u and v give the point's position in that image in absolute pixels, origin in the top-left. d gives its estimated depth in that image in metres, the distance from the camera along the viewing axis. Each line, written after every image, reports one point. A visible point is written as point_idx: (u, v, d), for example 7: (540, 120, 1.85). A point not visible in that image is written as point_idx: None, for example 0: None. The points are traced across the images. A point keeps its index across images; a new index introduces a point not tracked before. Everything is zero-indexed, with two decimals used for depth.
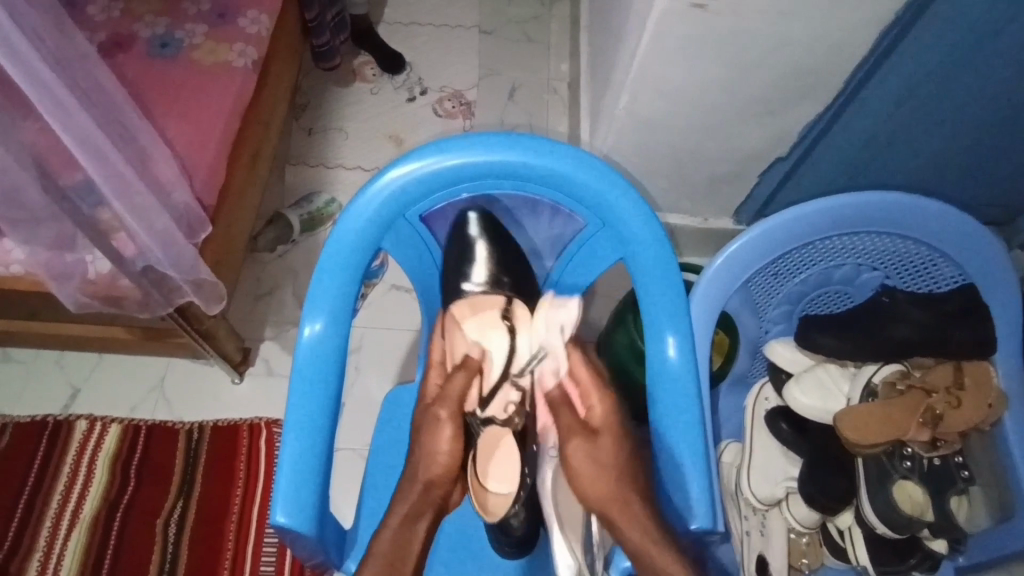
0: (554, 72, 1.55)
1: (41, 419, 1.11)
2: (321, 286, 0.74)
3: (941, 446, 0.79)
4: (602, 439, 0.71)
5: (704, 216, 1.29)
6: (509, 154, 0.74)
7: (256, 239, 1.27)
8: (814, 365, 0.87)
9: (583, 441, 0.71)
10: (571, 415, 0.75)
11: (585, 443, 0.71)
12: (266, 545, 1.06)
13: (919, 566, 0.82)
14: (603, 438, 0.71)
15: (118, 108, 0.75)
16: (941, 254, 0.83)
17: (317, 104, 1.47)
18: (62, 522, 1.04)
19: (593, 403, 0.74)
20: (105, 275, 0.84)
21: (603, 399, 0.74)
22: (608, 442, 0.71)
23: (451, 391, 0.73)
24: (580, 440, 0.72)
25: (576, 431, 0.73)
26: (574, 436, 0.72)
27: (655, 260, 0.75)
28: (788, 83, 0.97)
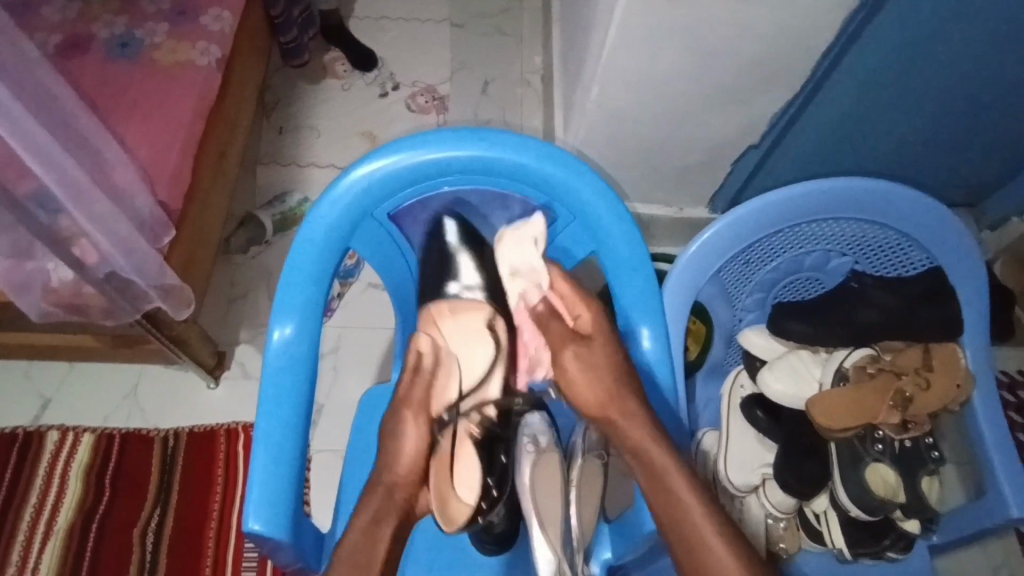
0: (527, 64, 1.54)
1: (10, 432, 1.09)
2: (289, 288, 0.72)
3: (912, 427, 0.79)
4: (595, 344, 0.68)
5: (679, 206, 1.29)
6: (477, 149, 0.73)
7: (228, 241, 1.26)
8: (786, 352, 0.87)
9: (579, 347, 0.68)
10: (560, 323, 0.71)
11: (579, 347, 0.68)
12: (247, 553, 1.05)
13: (893, 547, 0.83)
14: (594, 342, 0.68)
15: (70, 112, 0.73)
16: (908, 238, 0.84)
17: (286, 102, 1.45)
18: (36, 536, 1.02)
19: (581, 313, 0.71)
20: (68, 283, 0.82)
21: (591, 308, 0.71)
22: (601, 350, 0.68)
23: (418, 397, 0.66)
24: (575, 348, 0.68)
25: (568, 342, 0.69)
26: (568, 344, 0.68)
27: (625, 253, 0.75)
28: (756, 70, 0.97)
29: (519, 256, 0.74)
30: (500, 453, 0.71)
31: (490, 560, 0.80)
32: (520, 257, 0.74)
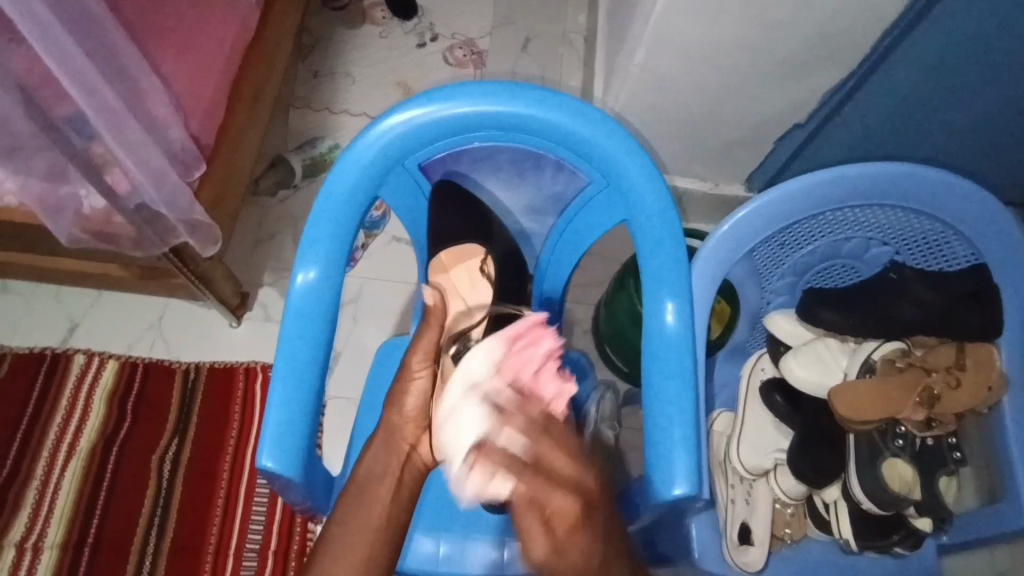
0: (571, 23, 1.49)
1: (39, 351, 1.12)
2: (315, 233, 0.72)
3: (936, 426, 0.79)
4: (571, 539, 0.63)
5: (715, 181, 1.26)
6: (514, 105, 0.71)
7: (258, 182, 1.27)
8: (814, 339, 0.85)
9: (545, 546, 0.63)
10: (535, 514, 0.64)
11: (549, 554, 0.63)
12: (259, 491, 1.08)
13: (901, 543, 0.83)
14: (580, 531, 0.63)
15: (109, 38, 0.72)
16: (955, 232, 0.81)
17: (323, 45, 1.43)
18: (59, 453, 1.06)
19: (557, 501, 0.64)
20: (99, 211, 0.83)
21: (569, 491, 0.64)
22: (575, 548, 0.62)
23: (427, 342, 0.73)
24: (540, 542, 0.63)
25: (541, 532, 0.63)
26: (534, 542, 0.64)
27: (659, 223, 0.73)
28: (810, 43, 0.93)
29: (456, 433, 0.66)
30: None
31: (496, 518, 0.81)
32: (457, 436, 0.66)
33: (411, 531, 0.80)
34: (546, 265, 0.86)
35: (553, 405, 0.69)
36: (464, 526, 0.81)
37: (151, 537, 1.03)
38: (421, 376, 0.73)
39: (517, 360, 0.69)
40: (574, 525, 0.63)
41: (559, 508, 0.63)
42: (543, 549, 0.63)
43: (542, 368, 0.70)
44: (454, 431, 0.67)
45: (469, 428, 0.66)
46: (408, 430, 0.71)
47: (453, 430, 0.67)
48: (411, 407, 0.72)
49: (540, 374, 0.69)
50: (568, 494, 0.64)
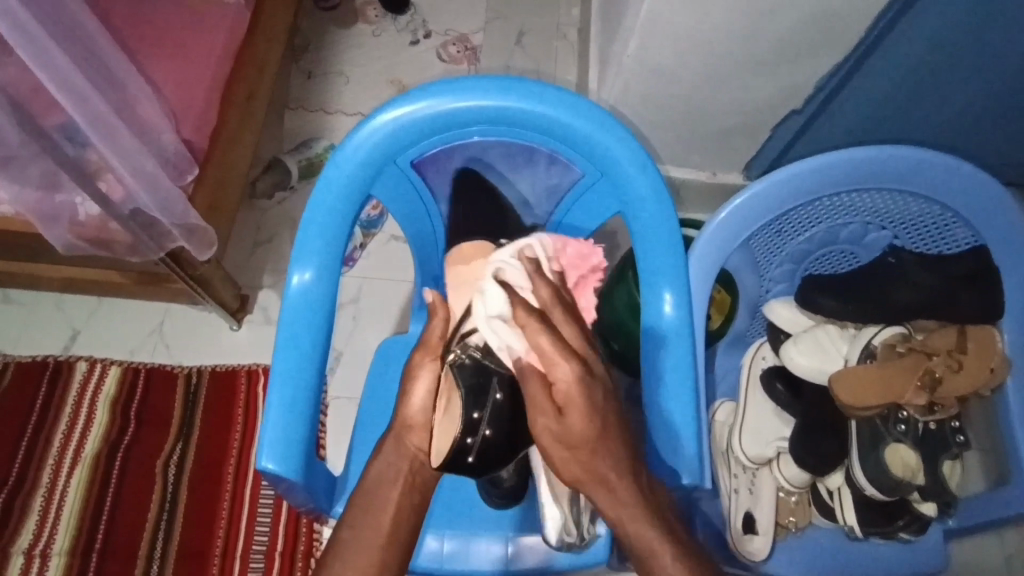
0: (564, 16, 1.49)
1: (42, 360, 1.12)
2: (309, 233, 0.72)
3: (938, 410, 0.78)
4: (572, 413, 0.54)
5: (713, 170, 1.25)
6: (503, 100, 0.71)
7: (255, 184, 1.27)
8: (813, 326, 0.85)
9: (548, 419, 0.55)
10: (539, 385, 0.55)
11: (551, 421, 0.55)
12: (264, 493, 1.08)
13: (906, 528, 0.82)
14: (567, 415, 0.54)
15: (97, 45, 0.72)
16: (953, 214, 0.80)
17: (316, 45, 1.42)
18: (65, 461, 1.06)
19: (559, 371, 0.54)
20: (95, 218, 0.83)
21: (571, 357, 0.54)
22: (578, 417, 0.54)
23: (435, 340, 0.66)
24: (546, 421, 0.55)
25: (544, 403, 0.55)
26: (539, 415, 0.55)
27: (653, 213, 0.73)
28: (804, 28, 0.92)
29: (492, 301, 0.60)
30: (495, 390, 0.62)
31: (499, 514, 0.81)
32: (495, 300, 0.60)
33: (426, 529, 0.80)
34: None
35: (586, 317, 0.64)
36: (468, 522, 0.81)
37: (158, 542, 1.03)
38: (425, 376, 0.65)
39: (568, 261, 0.64)
40: (574, 391, 0.54)
41: (559, 367, 0.54)
42: (549, 413, 0.55)
43: (586, 277, 0.64)
44: (490, 294, 0.61)
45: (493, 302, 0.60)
46: (415, 432, 0.65)
47: (493, 295, 0.60)
48: (416, 407, 0.65)
49: (585, 281, 0.64)
50: (564, 355, 0.54)
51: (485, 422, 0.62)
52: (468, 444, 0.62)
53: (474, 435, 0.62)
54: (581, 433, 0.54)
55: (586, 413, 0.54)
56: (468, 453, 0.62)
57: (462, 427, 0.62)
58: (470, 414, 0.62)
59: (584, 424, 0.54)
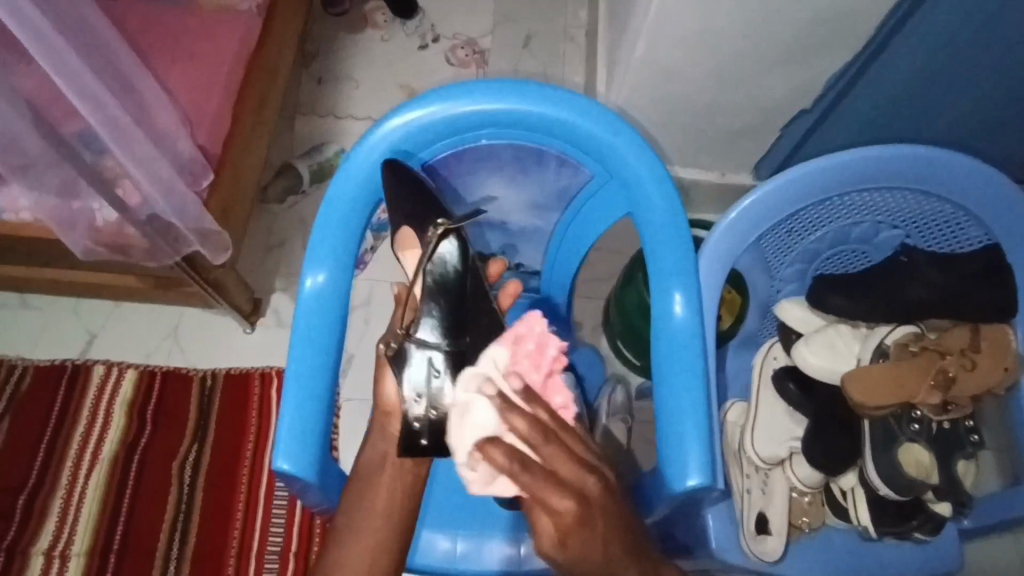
0: (572, 19, 1.49)
1: (60, 364, 1.14)
2: (322, 236, 0.73)
3: (953, 409, 0.77)
4: (574, 540, 0.56)
5: (722, 170, 1.25)
6: (515, 103, 0.71)
7: (266, 189, 1.28)
8: (825, 325, 0.84)
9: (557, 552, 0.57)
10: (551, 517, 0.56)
11: (563, 557, 0.57)
12: (278, 495, 1.09)
13: (920, 528, 0.82)
14: (578, 529, 0.56)
15: (114, 54, 0.74)
16: (966, 213, 0.80)
17: (326, 51, 1.44)
18: (82, 463, 1.08)
19: (560, 504, 0.55)
20: (112, 223, 0.84)
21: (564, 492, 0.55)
22: (582, 547, 0.56)
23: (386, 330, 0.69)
24: (552, 553, 0.57)
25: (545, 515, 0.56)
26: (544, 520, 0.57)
27: (662, 215, 0.73)
28: (813, 27, 0.92)
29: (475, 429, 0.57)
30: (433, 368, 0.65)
31: (510, 515, 0.82)
32: (476, 423, 0.57)
33: (421, 526, 0.81)
34: (553, 259, 0.87)
35: (563, 414, 0.63)
36: (479, 521, 0.81)
37: (174, 543, 1.04)
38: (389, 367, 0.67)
39: (525, 364, 0.62)
40: (578, 526, 0.56)
41: (557, 508, 0.55)
42: (550, 541, 0.57)
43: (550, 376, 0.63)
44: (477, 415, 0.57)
45: (482, 419, 0.57)
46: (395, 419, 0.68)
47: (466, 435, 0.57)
48: (391, 396, 0.68)
49: (551, 379, 0.63)
50: (558, 495, 0.55)
51: (428, 404, 0.64)
52: (417, 428, 0.63)
53: (420, 419, 0.63)
54: (584, 553, 0.57)
55: (589, 538, 0.56)
56: (420, 437, 0.63)
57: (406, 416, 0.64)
58: (411, 411, 0.64)
59: (585, 553, 0.56)
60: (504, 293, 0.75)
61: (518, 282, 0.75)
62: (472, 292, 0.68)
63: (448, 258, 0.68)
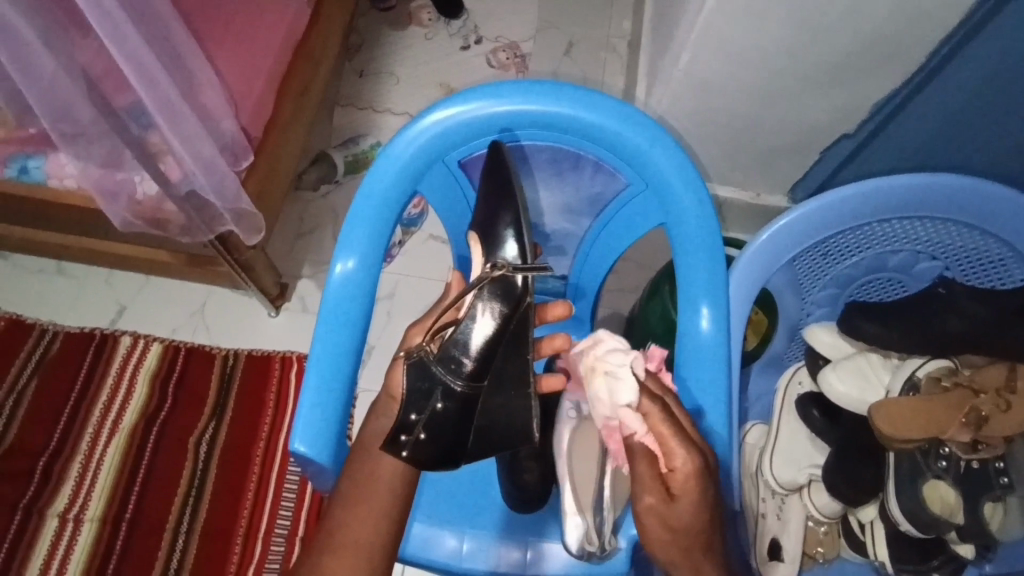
0: (615, 29, 1.49)
1: (89, 332, 1.16)
2: (355, 224, 0.73)
3: (982, 448, 0.74)
4: (681, 501, 0.56)
5: (757, 190, 1.23)
6: (555, 105, 0.71)
7: (301, 177, 1.28)
8: (855, 353, 0.83)
9: (657, 502, 0.56)
10: (650, 465, 0.57)
11: (659, 504, 0.56)
12: (289, 478, 1.10)
13: (941, 568, 0.80)
14: (680, 502, 0.55)
15: (170, 32, 0.75)
16: (1009, 248, 0.78)
17: (370, 45, 1.45)
18: (103, 430, 1.10)
19: (677, 460, 0.55)
20: (151, 198, 0.86)
21: (691, 455, 0.55)
22: (687, 507, 0.55)
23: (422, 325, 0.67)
24: (654, 502, 0.56)
25: (651, 483, 0.56)
26: (648, 493, 0.56)
27: (696, 227, 0.72)
28: (863, 51, 0.91)
29: (609, 382, 0.58)
30: (438, 398, 0.61)
31: (517, 517, 0.81)
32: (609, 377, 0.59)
33: (412, 518, 0.80)
34: (581, 267, 0.86)
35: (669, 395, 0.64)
36: (485, 521, 0.81)
37: (185, 516, 1.06)
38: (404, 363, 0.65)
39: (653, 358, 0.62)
40: (689, 479, 0.55)
41: (678, 455, 0.55)
42: (655, 493, 0.56)
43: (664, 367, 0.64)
44: (608, 383, 0.58)
45: (622, 390, 0.57)
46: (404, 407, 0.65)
47: (601, 381, 0.59)
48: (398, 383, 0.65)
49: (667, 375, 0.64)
50: (687, 456, 0.55)
51: (421, 426, 0.61)
52: (402, 440, 0.60)
53: (409, 433, 0.60)
54: (686, 520, 0.56)
55: (696, 507, 0.56)
56: (402, 449, 0.60)
57: (398, 423, 0.61)
58: (407, 414, 0.61)
59: (693, 516, 0.56)
60: (549, 342, 0.67)
61: (566, 337, 0.67)
62: (514, 330, 0.63)
63: (507, 290, 0.63)
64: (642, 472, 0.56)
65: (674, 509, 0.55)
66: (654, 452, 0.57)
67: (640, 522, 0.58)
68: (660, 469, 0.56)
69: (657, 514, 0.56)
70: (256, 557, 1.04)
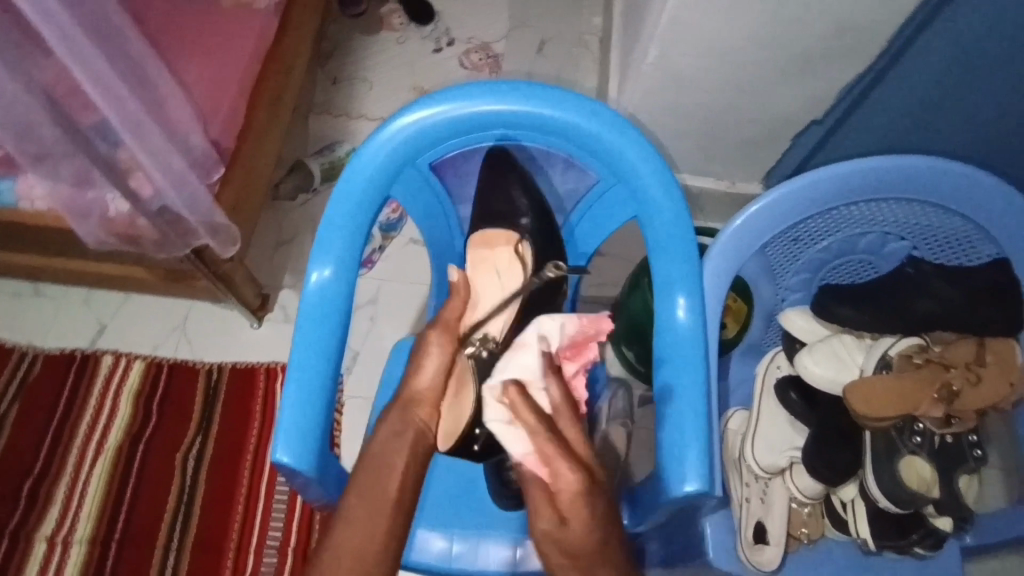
0: (586, 25, 1.50)
1: (69, 353, 1.15)
2: (329, 231, 0.73)
3: (955, 423, 0.76)
4: (574, 523, 0.60)
5: (732, 180, 1.25)
6: (522, 105, 0.72)
7: (277, 187, 1.29)
8: (830, 335, 0.84)
9: (550, 523, 0.60)
10: (541, 488, 0.61)
11: (553, 528, 0.60)
12: (278, 489, 1.10)
13: (920, 543, 0.80)
14: (595, 493, 0.61)
15: (132, 47, 0.75)
16: (974, 226, 0.79)
17: (343, 52, 1.45)
18: (88, 451, 1.09)
19: (564, 480, 0.60)
20: (124, 215, 0.86)
21: (585, 457, 0.62)
22: (579, 527, 0.60)
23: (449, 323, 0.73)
24: (547, 527, 0.60)
25: (562, 484, 0.61)
26: (564, 491, 0.60)
27: (667, 219, 0.73)
28: (826, 38, 0.92)
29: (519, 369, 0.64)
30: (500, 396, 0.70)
31: (507, 515, 0.82)
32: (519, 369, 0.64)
33: (416, 526, 0.81)
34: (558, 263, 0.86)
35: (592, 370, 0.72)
36: (476, 521, 0.81)
37: (175, 532, 1.05)
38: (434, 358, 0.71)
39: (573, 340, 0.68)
40: (577, 499, 0.60)
41: (567, 477, 0.60)
42: (550, 520, 0.60)
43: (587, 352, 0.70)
44: (511, 364, 0.64)
45: (522, 368, 0.64)
46: (422, 407, 0.68)
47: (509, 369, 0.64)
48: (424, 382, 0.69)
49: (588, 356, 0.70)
50: (582, 454, 0.62)
51: (489, 425, 0.71)
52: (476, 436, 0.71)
53: (481, 430, 0.71)
54: (581, 541, 0.60)
55: (606, 503, 0.61)
56: (474, 444, 0.72)
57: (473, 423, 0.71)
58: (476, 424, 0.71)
59: (583, 539, 0.60)
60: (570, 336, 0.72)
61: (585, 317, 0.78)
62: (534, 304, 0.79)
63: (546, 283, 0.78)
64: (535, 496, 0.61)
65: (566, 531, 0.59)
66: (541, 475, 0.61)
67: (541, 551, 0.61)
68: (550, 488, 0.61)
69: (554, 539, 0.60)
70: (248, 570, 1.04)
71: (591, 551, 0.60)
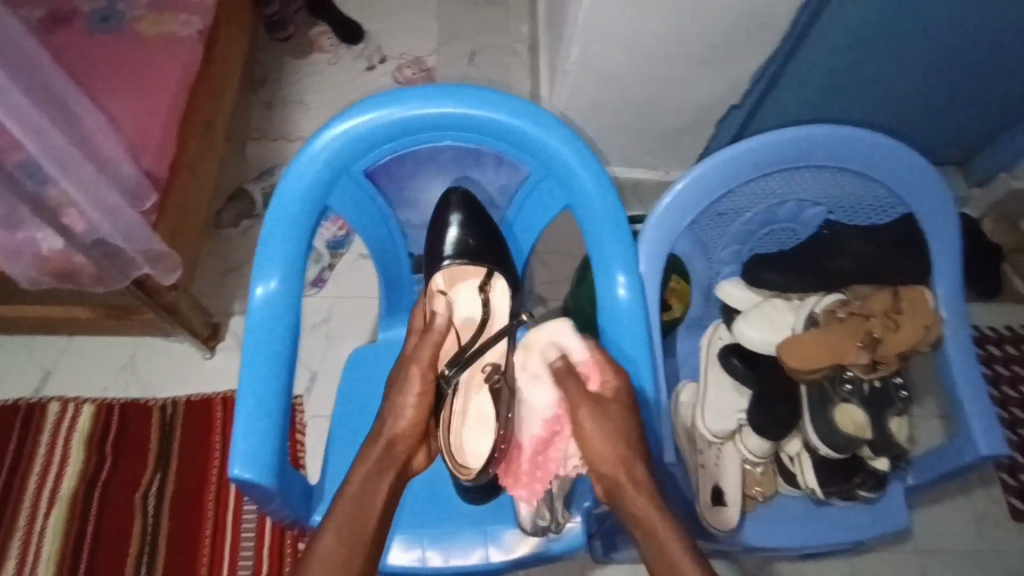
0: (514, 33, 1.54)
1: (13, 403, 1.12)
2: (270, 245, 0.74)
3: (881, 367, 0.80)
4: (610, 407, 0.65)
5: (665, 169, 1.30)
6: (448, 106, 0.74)
7: (220, 215, 1.29)
8: (761, 300, 0.88)
9: (591, 406, 0.65)
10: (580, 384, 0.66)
11: (593, 407, 0.65)
12: (246, 516, 1.08)
13: (864, 485, 0.85)
14: (611, 405, 0.65)
15: (51, 83, 0.75)
16: (879, 185, 0.86)
17: (275, 77, 1.45)
18: (41, 502, 1.05)
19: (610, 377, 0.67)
20: (58, 252, 0.85)
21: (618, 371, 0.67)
22: (616, 417, 0.65)
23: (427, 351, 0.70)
24: (589, 408, 0.64)
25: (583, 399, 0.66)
26: (583, 402, 0.65)
27: (596, 203, 0.76)
28: (732, 27, 0.97)
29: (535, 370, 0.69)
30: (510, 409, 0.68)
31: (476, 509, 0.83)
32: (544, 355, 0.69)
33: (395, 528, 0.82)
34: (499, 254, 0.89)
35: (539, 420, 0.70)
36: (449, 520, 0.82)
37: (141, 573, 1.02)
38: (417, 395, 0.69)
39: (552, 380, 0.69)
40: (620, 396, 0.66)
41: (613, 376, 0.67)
42: (588, 400, 0.65)
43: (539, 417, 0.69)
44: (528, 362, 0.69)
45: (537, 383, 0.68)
46: (403, 441, 0.67)
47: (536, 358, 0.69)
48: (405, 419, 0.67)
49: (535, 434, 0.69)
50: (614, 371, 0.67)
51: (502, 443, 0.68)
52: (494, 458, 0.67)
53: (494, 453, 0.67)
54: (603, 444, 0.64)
55: (624, 412, 0.65)
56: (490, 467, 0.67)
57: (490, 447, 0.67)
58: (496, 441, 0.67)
59: (607, 442, 0.64)
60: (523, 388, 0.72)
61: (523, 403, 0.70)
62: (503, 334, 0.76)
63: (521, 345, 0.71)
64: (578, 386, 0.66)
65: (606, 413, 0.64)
66: (587, 373, 0.67)
67: (581, 439, 0.65)
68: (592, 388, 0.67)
69: (595, 424, 0.64)
70: None
71: (610, 457, 0.64)
